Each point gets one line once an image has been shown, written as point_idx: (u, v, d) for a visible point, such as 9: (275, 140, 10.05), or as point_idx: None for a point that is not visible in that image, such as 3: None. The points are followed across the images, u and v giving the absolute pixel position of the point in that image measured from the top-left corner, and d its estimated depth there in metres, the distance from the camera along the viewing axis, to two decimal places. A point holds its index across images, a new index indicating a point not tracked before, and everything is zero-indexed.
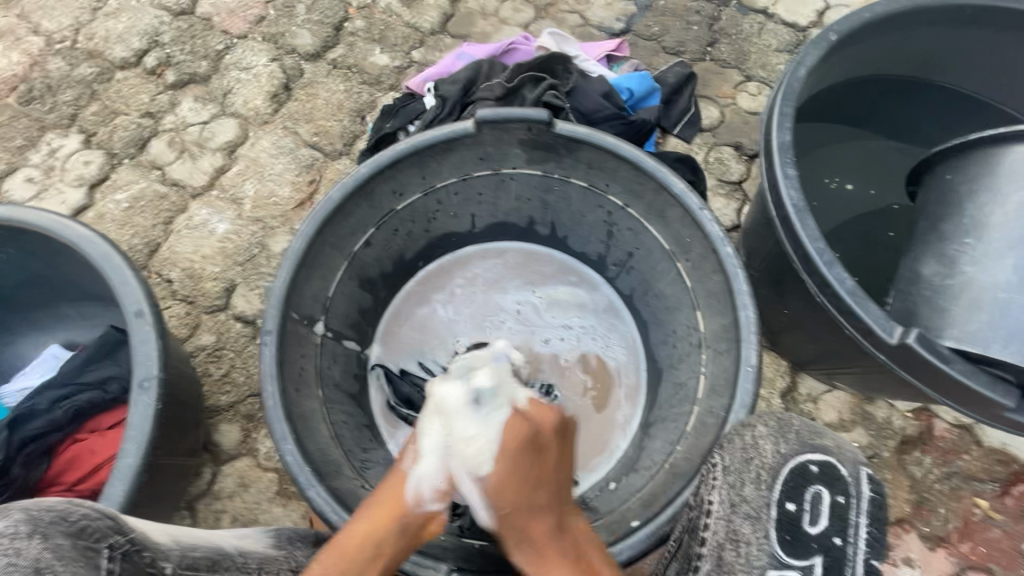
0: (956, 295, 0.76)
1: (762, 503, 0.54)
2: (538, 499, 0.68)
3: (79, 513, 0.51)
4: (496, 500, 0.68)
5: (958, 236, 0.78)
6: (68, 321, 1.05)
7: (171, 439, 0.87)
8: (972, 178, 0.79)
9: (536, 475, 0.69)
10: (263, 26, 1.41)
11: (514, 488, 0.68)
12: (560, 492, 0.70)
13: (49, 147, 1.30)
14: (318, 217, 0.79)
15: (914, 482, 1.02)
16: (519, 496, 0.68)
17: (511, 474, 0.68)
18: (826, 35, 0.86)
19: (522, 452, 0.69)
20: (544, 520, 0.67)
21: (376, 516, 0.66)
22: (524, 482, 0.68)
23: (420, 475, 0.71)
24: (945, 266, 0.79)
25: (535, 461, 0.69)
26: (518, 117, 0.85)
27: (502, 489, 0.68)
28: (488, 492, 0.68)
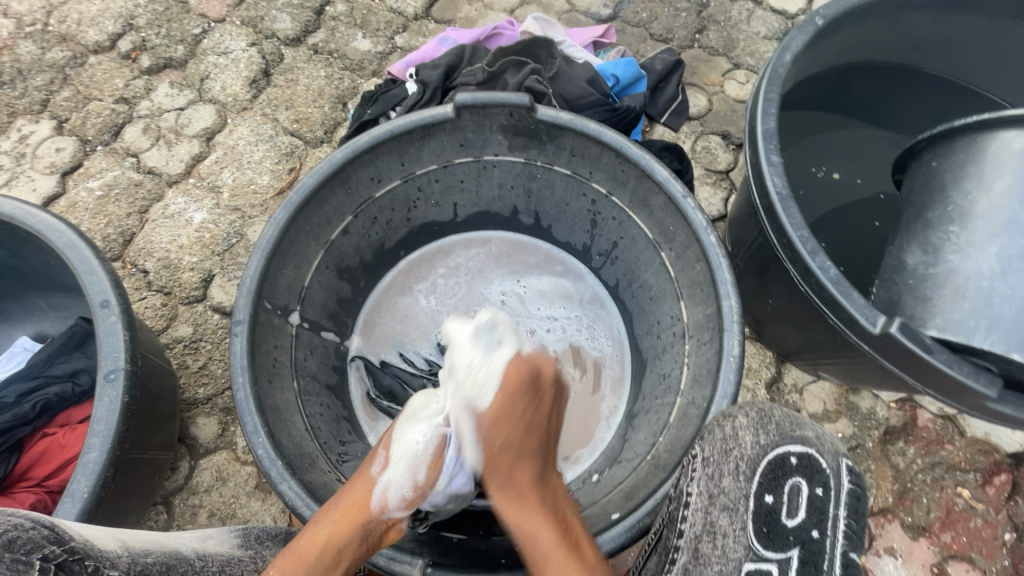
0: (940, 284, 0.76)
1: (740, 494, 0.54)
2: (528, 446, 0.72)
3: (7, 524, 0.45)
4: (489, 435, 0.71)
5: (943, 224, 0.78)
6: (39, 312, 1.02)
7: (143, 433, 0.85)
8: (958, 166, 0.78)
9: (531, 421, 0.72)
10: (242, 9, 1.37)
11: (507, 427, 0.71)
12: (548, 445, 0.74)
13: (20, 133, 1.26)
14: (291, 204, 0.77)
15: (897, 472, 1.02)
16: (512, 436, 0.71)
17: (505, 414, 0.72)
18: (813, 20, 0.84)
19: (520, 391, 0.72)
20: (530, 465, 0.71)
21: (340, 519, 0.64)
22: (517, 422, 0.72)
23: (388, 481, 0.70)
24: (929, 255, 0.78)
25: (533, 403, 0.72)
26: (499, 102, 0.82)
27: (496, 426, 0.71)
28: (484, 425, 0.72)
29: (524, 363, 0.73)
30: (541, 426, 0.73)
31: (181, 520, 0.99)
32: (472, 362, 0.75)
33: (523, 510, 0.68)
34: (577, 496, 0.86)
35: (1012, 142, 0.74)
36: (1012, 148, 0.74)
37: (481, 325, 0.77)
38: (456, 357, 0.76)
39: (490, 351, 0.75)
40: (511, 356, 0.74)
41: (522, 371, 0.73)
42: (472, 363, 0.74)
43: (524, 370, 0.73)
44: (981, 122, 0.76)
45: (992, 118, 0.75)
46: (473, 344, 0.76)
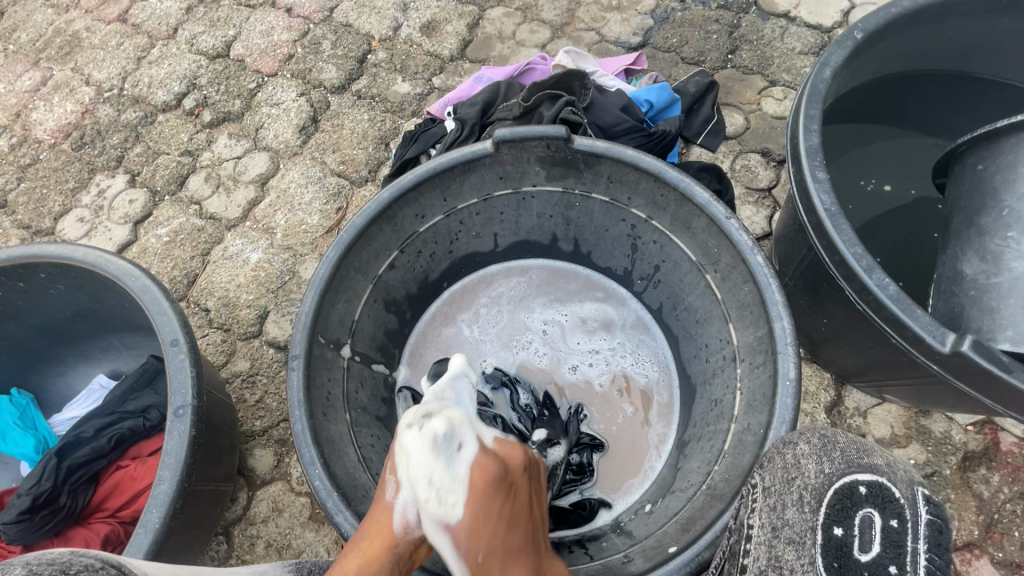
0: (1006, 294, 0.71)
1: (806, 526, 0.49)
2: (514, 542, 0.64)
3: (80, 564, 0.46)
4: (472, 546, 0.62)
5: (1000, 230, 0.73)
6: (114, 351, 1.10)
7: (207, 465, 0.88)
8: (1008, 167, 0.75)
9: (508, 518, 0.64)
10: (292, 63, 1.48)
11: (489, 530, 0.63)
12: (535, 536, 0.67)
13: (98, 188, 1.39)
14: (342, 242, 0.81)
15: (982, 502, 0.94)
16: (495, 540, 0.63)
17: (479, 524, 0.63)
18: (851, 34, 0.83)
19: (490, 495, 0.64)
20: (520, 569, 0.63)
21: (368, 547, 0.63)
22: (495, 526, 0.63)
23: (406, 503, 0.65)
24: (988, 264, 0.74)
25: (508, 501, 0.65)
26: (536, 135, 0.84)
27: (476, 533, 0.63)
28: (463, 537, 0.63)
29: (489, 459, 0.66)
30: (522, 516, 0.66)
31: (240, 551, 1.02)
32: (432, 476, 0.63)
33: None
34: (630, 528, 0.83)
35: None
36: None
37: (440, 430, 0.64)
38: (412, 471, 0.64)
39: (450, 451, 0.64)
40: (476, 452, 0.65)
41: (489, 471, 0.65)
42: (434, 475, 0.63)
43: (490, 469, 0.65)
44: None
45: None
46: (431, 455, 0.64)
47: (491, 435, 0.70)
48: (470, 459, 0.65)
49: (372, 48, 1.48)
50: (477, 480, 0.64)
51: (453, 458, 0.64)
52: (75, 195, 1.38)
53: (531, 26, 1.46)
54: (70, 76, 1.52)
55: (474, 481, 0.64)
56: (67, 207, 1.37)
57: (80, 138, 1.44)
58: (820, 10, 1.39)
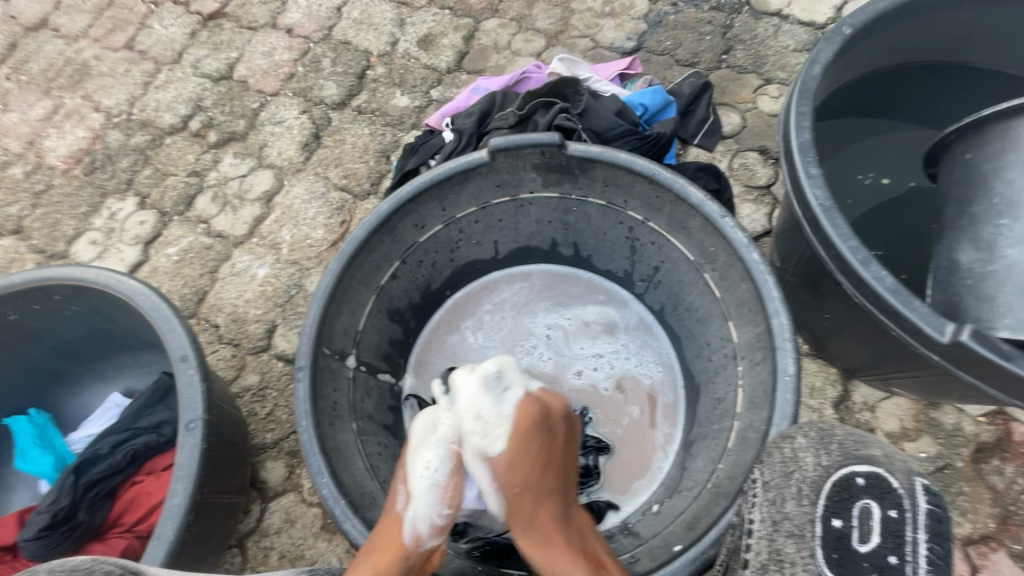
0: (1003, 282, 0.71)
1: (806, 519, 0.49)
2: (547, 484, 0.75)
3: (103, 569, 0.49)
4: (508, 477, 0.74)
5: (993, 218, 0.74)
6: (128, 369, 1.13)
7: (219, 477, 0.90)
8: (996, 155, 0.75)
9: (545, 456, 0.75)
10: (294, 82, 1.51)
11: (525, 468, 0.74)
12: (567, 479, 0.77)
13: (110, 211, 1.42)
14: (344, 255, 0.82)
15: (997, 494, 0.93)
16: (529, 476, 0.74)
17: (519, 455, 0.74)
18: (839, 30, 0.84)
19: (532, 430, 0.75)
20: (552, 505, 0.74)
21: (379, 559, 0.68)
22: (531, 464, 0.74)
23: (416, 514, 0.72)
24: (983, 252, 0.74)
25: (545, 439, 0.75)
26: (531, 142, 0.86)
27: (513, 467, 0.74)
28: (500, 470, 0.75)
29: (532, 400, 0.77)
30: (557, 461, 0.76)
31: (255, 562, 1.03)
32: (480, 410, 0.77)
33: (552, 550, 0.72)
34: (638, 529, 0.84)
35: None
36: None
37: (488, 372, 0.79)
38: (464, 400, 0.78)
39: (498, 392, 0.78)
40: (520, 396, 0.78)
41: (532, 410, 0.75)
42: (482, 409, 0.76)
43: (534, 408, 0.75)
44: (1010, 108, 0.73)
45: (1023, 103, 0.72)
46: (482, 391, 0.77)
47: (537, 387, 0.81)
48: (514, 402, 0.77)
49: (371, 63, 1.51)
50: (516, 438, 0.75)
51: (506, 395, 0.78)
52: (88, 219, 1.42)
53: (526, 36, 1.48)
54: (80, 104, 1.57)
55: (517, 416, 0.76)
56: (80, 231, 1.41)
57: (92, 163, 1.48)
58: (812, 7, 1.40)
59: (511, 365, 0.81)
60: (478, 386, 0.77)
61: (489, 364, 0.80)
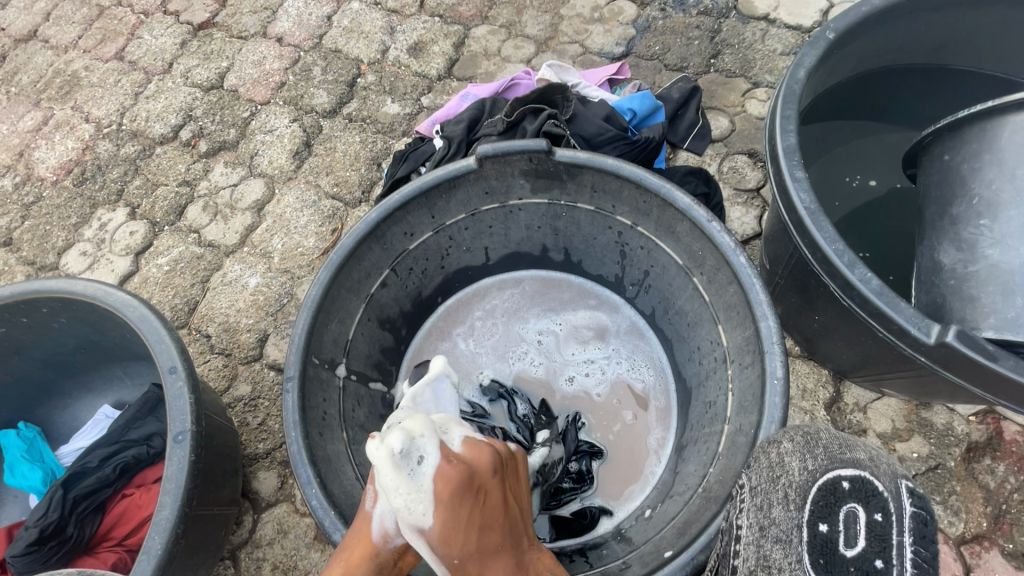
0: (984, 281, 0.72)
1: (791, 525, 0.49)
2: (489, 545, 0.60)
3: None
4: (444, 552, 0.58)
5: (972, 218, 0.75)
6: (118, 381, 1.12)
7: (210, 489, 0.89)
8: (973, 156, 0.77)
9: (479, 524, 0.58)
10: (284, 90, 1.51)
11: (461, 537, 0.58)
12: (514, 533, 0.62)
13: (100, 222, 1.42)
14: (333, 263, 0.82)
15: (989, 493, 0.93)
16: (468, 544, 0.58)
17: (450, 526, 0.57)
18: (822, 35, 0.85)
19: (455, 498, 0.57)
20: (502, 560, 0.61)
21: (350, 557, 0.63)
22: (468, 529, 0.58)
23: (383, 511, 0.64)
24: (964, 252, 0.75)
25: (472, 504, 0.58)
26: (518, 149, 0.86)
27: (448, 539, 0.58)
28: (436, 543, 0.58)
29: (454, 468, 0.57)
30: (498, 519, 0.61)
31: (247, 574, 1.02)
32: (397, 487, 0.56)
33: None
34: (630, 534, 0.84)
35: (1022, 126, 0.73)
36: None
37: (398, 431, 0.60)
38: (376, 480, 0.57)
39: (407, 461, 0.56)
40: (437, 463, 0.57)
41: (454, 475, 0.57)
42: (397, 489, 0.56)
43: (455, 474, 0.57)
44: (986, 110, 0.75)
45: (997, 106, 0.74)
46: (393, 470, 0.56)
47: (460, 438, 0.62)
48: (433, 468, 0.57)
49: (361, 71, 1.51)
50: (439, 513, 0.57)
51: (420, 469, 0.57)
52: (78, 230, 1.41)
53: (516, 42, 1.49)
54: (70, 114, 1.57)
55: (439, 485, 0.57)
56: (70, 242, 1.40)
57: (82, 174, 1.48)
58: (798, 11, 1.41)
59: (422, 425, 0.59)
60: (387, 463, 0.56)
61: (393, 434, 0.56)
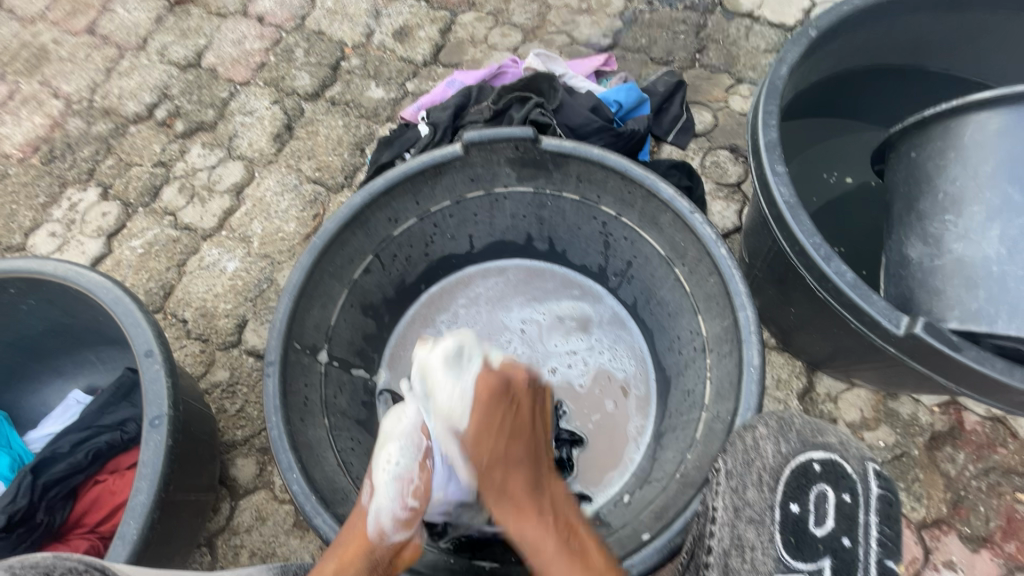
0: (950, 275, 0.75)
1: (765, 506, 0.51)
2: (514, 451, 0.72)
3: (64, 567, 0.48)
4: (474, 451, 0.72)
5: (938, 214, 0.78)
6: (89, 365, 1.09)
7: (187, 475, 0.88)
8: (938, 153, 0.80)
9: (509, 425, 0.73)
10: (265, 71, 1.48)
11: (490, 440, 0.72)
12: (537, 445, 0.74)
13: (70, 201, 1.37)
14: (315, 248, 0.81)
15: (949, 480, 0.98)
16: (496, 446, 0.72)
17: (484, 425, 0.73)
18: (806, 31, 0.86)
19: (492, 402, 0.74)
20: (519, 474, 0.71)
21: (343, 554, 0.65)
22: (498, 430, 0.73)
23: (378, 509, 0.69)
24: (931, 247, 0.78)
25: (506, 407, 0.74)
26: (505, 136, 0.86)
27: (478, 441, 0.73)
28: (468, 441, 0.73)
29: (493, 373, 0.76)
30: (523, 429, 0.74)
31: (225, 561, 1.01)
32: (441, 386, 0.76)
33: (524, 519, 0.67)
34: (609, 519, 0.85)
35: (985, 125, 0.75)
36: (986, 131, 0.75)
37: (449, 348, 0.78)
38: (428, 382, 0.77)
39: (460, 364, 0.77)
40: (480, 370, 0.77)
41: (491, 381, 0.75)
42: (445, 387, 0.75)
43: (494, 380, 0.75)
44: (949, 109, 0.78)
45: (960, 105, 0.76)
46: (444, 369, 0.77)
47: (499, 358, 0.80)
48: (475, 371, 0.77)
49: (345, 54, 1.48)
50: (477, 415, 0.74)
51: (467, 368, 0.77)
52: (46, 210, 1.37)
53: (503, 30, 1.48)
54: (38, 89, 1.50)
55: (478, 391, 0.75)
56: (38, 222, 1.36)
57: (50, 152, 1.42)
58: (782, 9, 1.43)
59: (471, 342, 0.80)
60: (439, 366, 0.77)
61: (449, 342, 0.79)
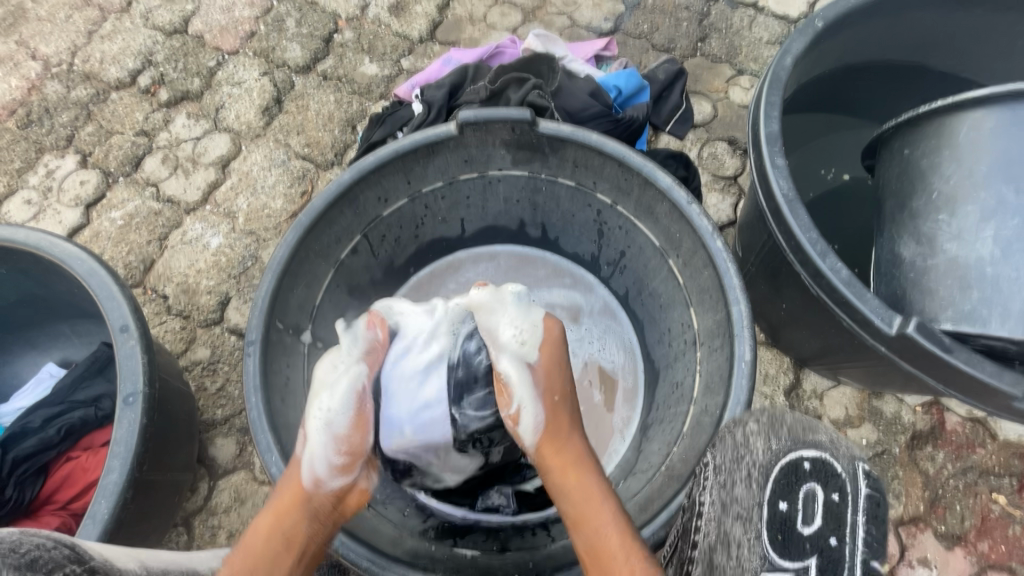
0: (944, 275, 0.75)
1: (752, 503, 0.50)
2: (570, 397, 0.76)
3: (31, 543, 0.45)
4: (548, 386, 0.74)
5: (932, 213, 0.77)
6: (64, 338, 1.06)
7: (163, 454, 0.86)
8: (933, 151, 0.78)
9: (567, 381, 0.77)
10: (255, 41, 1.43)
11: (556, 377, 0.75)
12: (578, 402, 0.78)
13: (46, 168, 1.32)
14: (301, 225, 0.78)
15: (927, 479, 0.99)
16: (562, 388, 0.75)
17: (553, 366, 0.75)
18: (812, 23, 0.84)
19: (559, 346, 0.77)
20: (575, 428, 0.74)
21: (278, 505, 0.67)
22: (560, 383, 0.75)
23: (312, 456, 0.69)
24: (923, 246, 0.77)
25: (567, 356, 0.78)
26: (501, 117, 0.83)
27: (548, 376, 0.74)
28: (541, 378, 0.74)
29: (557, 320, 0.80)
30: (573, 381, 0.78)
31: (201, 541, 1.00)
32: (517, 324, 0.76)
33: (580, 460, 0.71)
34: None
35: (979, 123, 0.74)
36: (981, 130, 0.74)
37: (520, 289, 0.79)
38: (498, 316, 0.77)
39: (530, 312, 0.78)
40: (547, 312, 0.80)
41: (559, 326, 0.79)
42: (518, 323, 0.76)
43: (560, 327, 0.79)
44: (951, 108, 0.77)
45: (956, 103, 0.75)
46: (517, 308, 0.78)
47: None
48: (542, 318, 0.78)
49: (338, 27, 1.43)
50: (548, 356, 0.75)
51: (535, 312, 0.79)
52: (22, 176, 1.31)
53: (502, 9, 1.44)
54: (14, 49, 1.44)
55: (549, 333, 0.77)
56: (13, 189, 1.31)
57: (27, 115, 1.37)
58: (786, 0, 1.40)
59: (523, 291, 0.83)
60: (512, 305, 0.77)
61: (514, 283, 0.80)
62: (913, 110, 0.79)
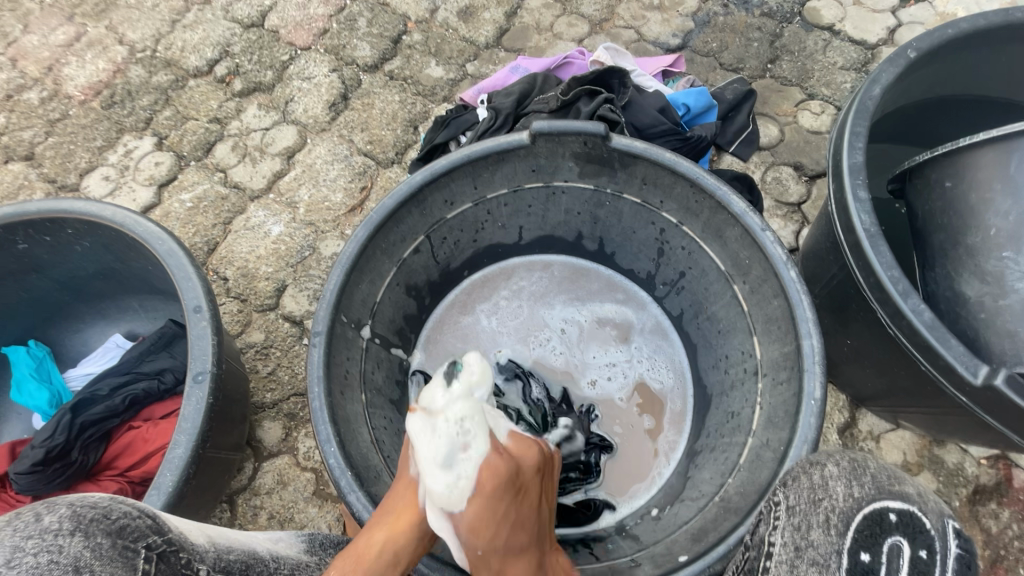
0: (1019, 315, 0.71)
1: (831, 550, 0.49)
2: (515, 542, 0.64)
3: (120, 510, 0.48)
4: (471, 541, 0.64)
5: (994, 250, 0.74)
6: (132, 312, 1.11)
7: (220, 433, 0.89)
8: (981, 185, 0.75)
9: (513, 520, 0.64)
10: (326, 38, 1.47)
11: (489, 531, 0.64)
12: (539, 534, 0.67)
13: (125, 148, 1.39)
14: (372, 223, 0.80)
15: (989, 537, 0.93)
16: (495, 539, 0.64)
17: (483, 522, 0.63)
18: (904, 52, 0.81)
19: (497, 497, 0.64)
20: (518, 568, 0.65)
21: (394, 522, 0.64)
22: (499, 525, 0.64)
23: (431, 481, 0.68)
24: (990, 285, 0.74)
25: (512, 503, 0.64)
26: (575, 130, 0.83)
27: (476, 531, 0.63)
28: (462, 531, 0.64)
29: (499, 461, 0.65)
30: (526, 517, 0.66)
31: (243, 520, 1.02)
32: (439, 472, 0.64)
33: None
34: (636, 533, 0.83)
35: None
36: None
37: (448, 438, 0.65)
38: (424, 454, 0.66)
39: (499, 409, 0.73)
40: (483, 456, 0.65)
41: (497, 473, 0.64)
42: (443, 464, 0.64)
43: (501, 469, 0.65)
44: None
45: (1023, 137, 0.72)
46: (439, 460, 0.64)
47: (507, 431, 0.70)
48: (476, 462, 0.65)
49: (407, 29, 1.46)
50: (475, 511, 0.63)
51: (464, 464, 0.64)
52: (102, 153, 1.38)
53: (570, 20, 1.44)
54: (104, 34, 1.52)
55: (483, 481, 0.64)
56: (93, 165, 1.38)
57: (111, 97, 1.44)
58: (865, 26, 1.36)
59: (472, 418, 0.66)
60: (434, 456, 0.64)
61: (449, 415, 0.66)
62: (953, 142, 0.77)
